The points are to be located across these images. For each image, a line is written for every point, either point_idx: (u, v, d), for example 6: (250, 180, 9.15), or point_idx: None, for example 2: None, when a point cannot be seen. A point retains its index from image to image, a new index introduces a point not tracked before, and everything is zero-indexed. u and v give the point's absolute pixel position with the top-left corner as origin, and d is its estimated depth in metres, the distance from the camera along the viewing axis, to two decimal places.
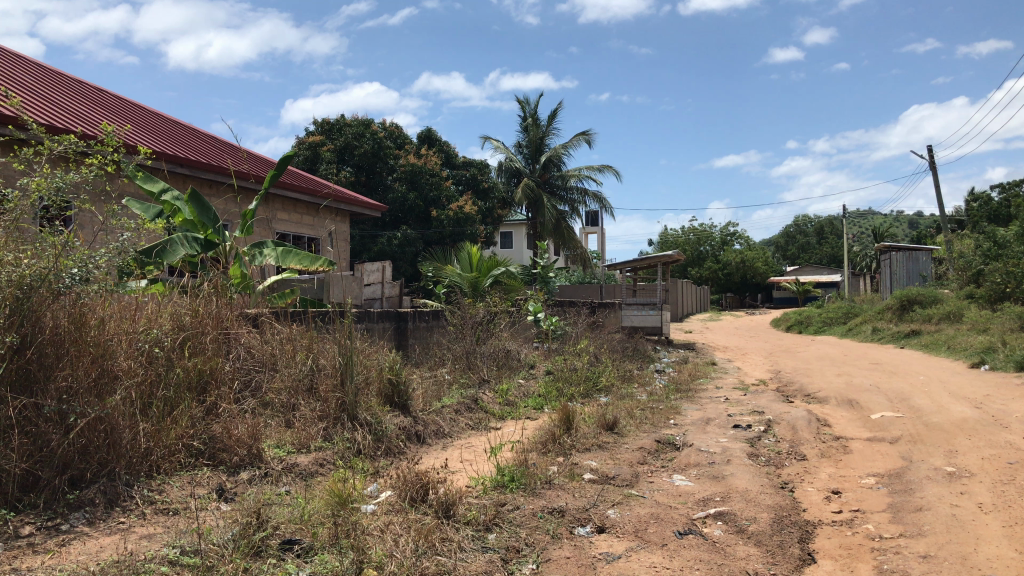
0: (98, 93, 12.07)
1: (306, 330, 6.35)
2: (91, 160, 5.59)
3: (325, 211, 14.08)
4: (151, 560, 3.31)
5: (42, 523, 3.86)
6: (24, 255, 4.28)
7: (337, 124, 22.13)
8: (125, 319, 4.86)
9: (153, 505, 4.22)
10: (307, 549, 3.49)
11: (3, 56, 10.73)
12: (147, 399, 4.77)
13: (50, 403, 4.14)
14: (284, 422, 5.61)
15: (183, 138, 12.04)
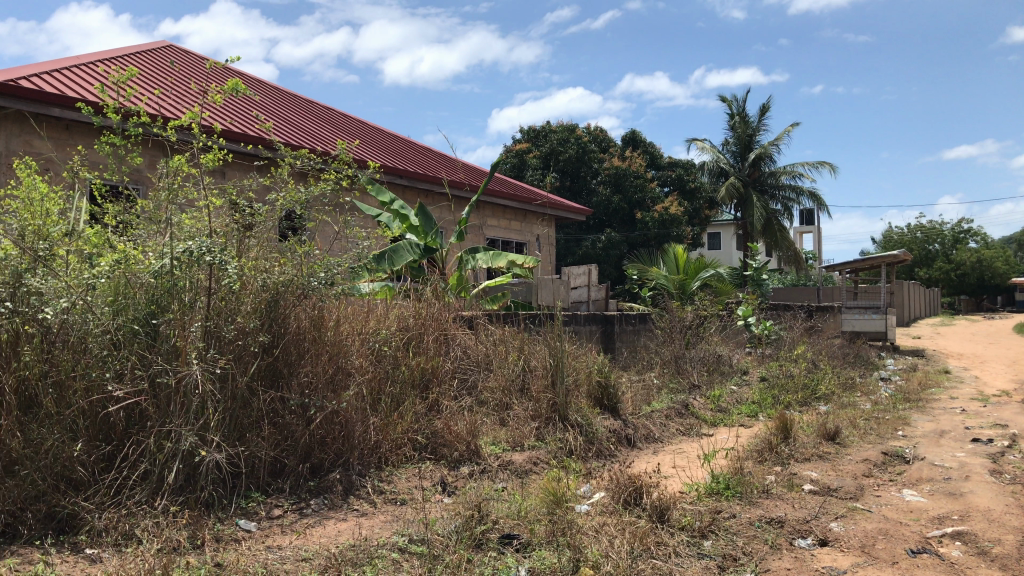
0: (328, 111, 13.06)
1: (518, 332, 6.54)
2: (327, 175, 6.11)
3: (533, 216, 14.43)
4: (383, 546, 3.56)
5: (289, 506, 4.24)
6: (275, 264, 4.76)
7: (543, 131, 22.64)
8: (358, 322, 5.26)
9: (382, 494, 4.51)
10: (525, 544, 3.61)
11: (250, 82, 11.91)
12: (376, 396, 5.13)
13: (294, 397, 4.56)
14: (499, 420, 5.82)
15: (402, 151, 12.80)
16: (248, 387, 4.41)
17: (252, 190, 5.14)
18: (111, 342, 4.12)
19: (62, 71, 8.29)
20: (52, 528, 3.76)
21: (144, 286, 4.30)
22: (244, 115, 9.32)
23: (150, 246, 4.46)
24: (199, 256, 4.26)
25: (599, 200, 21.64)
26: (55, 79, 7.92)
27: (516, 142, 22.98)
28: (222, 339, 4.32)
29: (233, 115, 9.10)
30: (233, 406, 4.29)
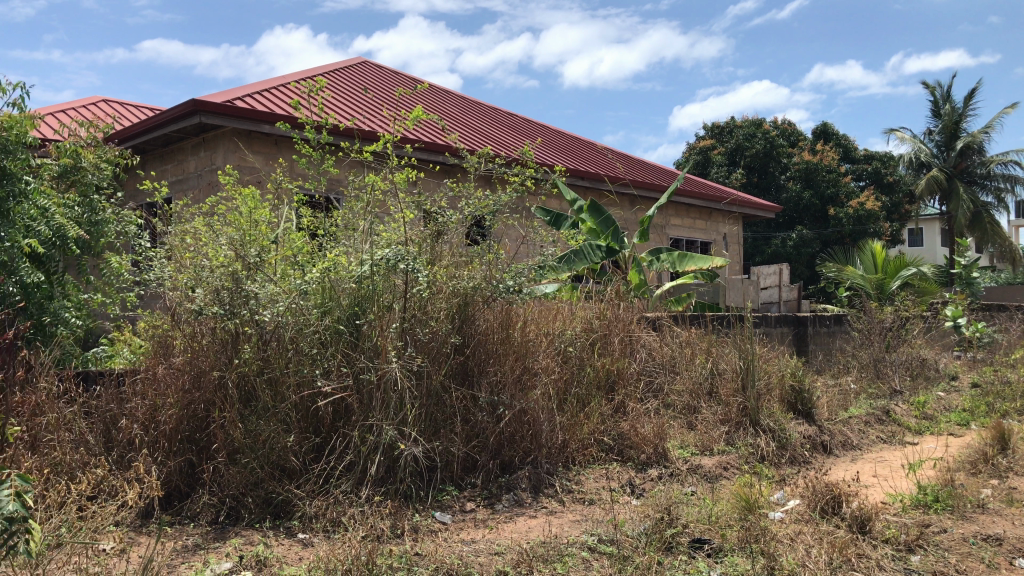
0: (510, 117, 13.36)
1: (705, 334, 6.43)
2: (514, 179, 6.27)
3: (718, 214, 14.10)
4: (573, 545, 3.61)
5: (481, 501, 4.40)
6: (465, 269, 4.94)
7: (727, 127, 22.09)
8: (544, 325, 5.37)
9: (571, 494, 4.56)
10: (717, 548, 3.55)
11: (438, 93, 12.40)
12: (562, 396, 5.21)
13: (483, 395, 4.71)
14: (686, 424, 5.74)
15: (584, 153, 12.89)
16: (441, 385, 4.60)
17: (443, 200, 5.36)
18: (320, 340, 4.43)
19: (270, 92, 8.98)
20: (269, 513, 4.08)
21: (348, 291, 4.59)
22: (431, 124, 9.72)
23: (351, 255, 4.76)
24: (394, 263, 4.53)
25: (788, 196, 20.80)
26: (264, 99, 8.59)
27: (699, 140, 22.55)
28: (418, 340, 4.54)
29: (421, 125, 9.52)
30: (428, 403, 4.49)
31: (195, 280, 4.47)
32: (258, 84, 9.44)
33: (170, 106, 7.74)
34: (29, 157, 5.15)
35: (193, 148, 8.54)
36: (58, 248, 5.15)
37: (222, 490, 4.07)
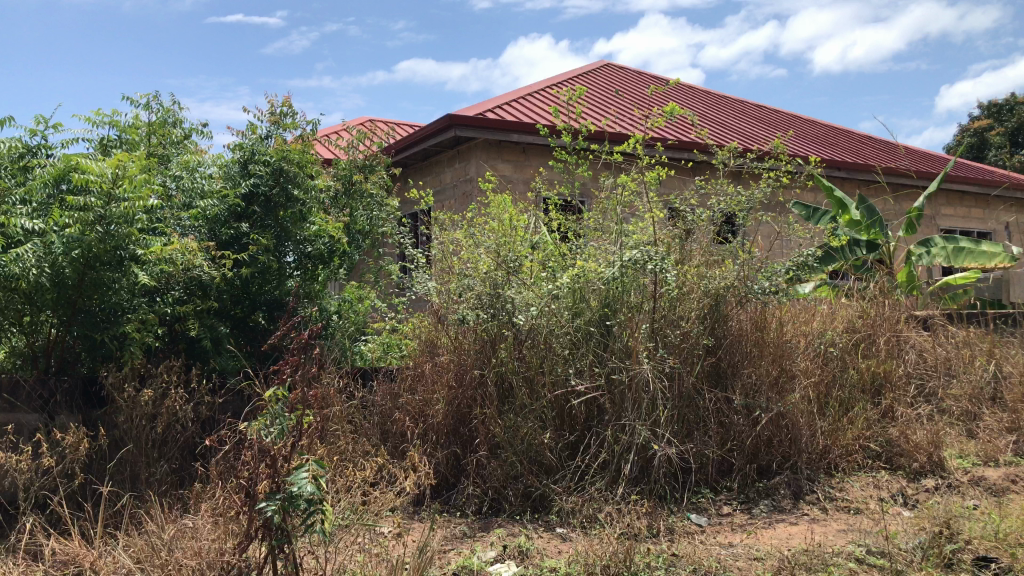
0: (758, 109, 12.94)
1: (986, 334, 5.86)
2: (766, 175, 6.07)
3: (998, 201, 12.77)
4: (838, 555, 3.45)
5: (738, 505, 4.31)
6: (717, 268, 4.86)
7: (1007, 104, 19.94)
8: (802, 325, 5.16)
9: (834, 502, 4.35)
10: (1006, 569, 3.24)
11: (682, 91, 12.27)
12: (823, 399, 4.99)
13: (738, 397, 4.58)
14: (966, 432, 5.27)
15: (840, 142, 12.19)
16: (694, 387, 4.55)
17: (692, 198, 5.30)
18: (572, 341, 4.54)
19: (519, 101, 9.32)
20: (529, 506, 4.25)
21: (597, 292, 4.65)
22: (677, 123, 9.64)
23: (601, 257, 4.84)
24: (643, 263, 4.51)
25: None
26: (514, 109, 8.94)
27: (973, 121, 20.55)
28: (670, 341, 4.52)
29: (666, 125, 9.46)
30: (681, 405, 4.45)
31: (461, 287, 4.81)
32: (508, 94, 9.85)
33: (429, 122, 8.26)
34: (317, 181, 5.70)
35: (449, 160, 9.07)
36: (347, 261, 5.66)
37: (485, 482, 4.34)
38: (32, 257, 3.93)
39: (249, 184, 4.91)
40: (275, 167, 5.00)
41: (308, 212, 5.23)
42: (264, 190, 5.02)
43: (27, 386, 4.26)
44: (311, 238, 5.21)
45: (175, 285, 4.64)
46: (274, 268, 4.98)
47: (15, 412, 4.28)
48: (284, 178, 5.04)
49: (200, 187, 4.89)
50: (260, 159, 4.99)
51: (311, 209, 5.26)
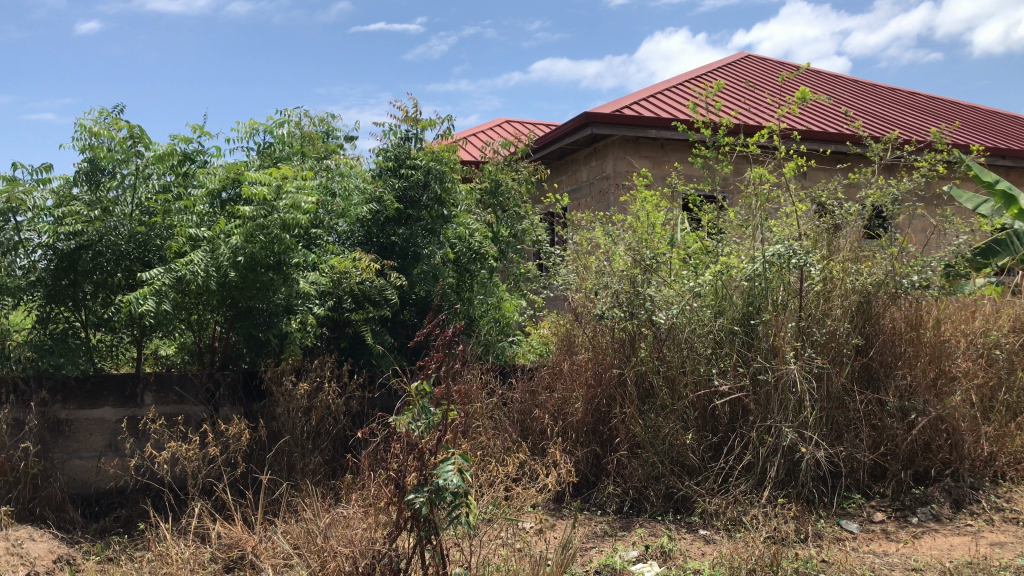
0: (911, 97, 12.27)
1: None
2: (921, 164, 5.74)
3: None
4: (1007, 569, 3.24)
5: (893, 512, 4.12)
6: (868, 264, 4.64)
7: None
8: (963, 323, 4.86)
9: (1001, 513, 4.08)
10: None
11: (829, 80, 11.78)
12: (987, 403, 4.68)
13: (892, 399, 4.36)
14: None
15: (1004, 128, 11.39)
16: (843, 389, 4.38)
17: (839, 190, 5.08)
18: (714, 340, 4.44)
19: (656, 97, 9.20)
20: (670, 507, 4.22)
21: (740, 290, 4.52)
22: (823, 114, 9.27)
23: (743, 253, 4.71)
24: (787, 258, 4.36)
25: None
26: (652, 105, 8.84)
27: None
28: (817, 341, 4.36)
29: (812, 116, 9.11)
30: (830, 406, 4.29)
31: (599, 285, 4.80)
32: (645, 90, 9.73)
33: (565, 121, 8.28)
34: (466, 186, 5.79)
35: (585, 158, 9.06)
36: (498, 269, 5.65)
37: (626, 482, 4.34)
38: (202, 263, 4.23)
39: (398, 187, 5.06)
40: (418, 169, 5.14)
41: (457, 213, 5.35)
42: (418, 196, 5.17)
43: (195, 379, 4.56)
44: (456, 239, 5.34)
45: (345, 295, 4.83)
46: (417, 268, 5.12)
47: (183, 404, 4.58)
48: (431, 183, 5.16)
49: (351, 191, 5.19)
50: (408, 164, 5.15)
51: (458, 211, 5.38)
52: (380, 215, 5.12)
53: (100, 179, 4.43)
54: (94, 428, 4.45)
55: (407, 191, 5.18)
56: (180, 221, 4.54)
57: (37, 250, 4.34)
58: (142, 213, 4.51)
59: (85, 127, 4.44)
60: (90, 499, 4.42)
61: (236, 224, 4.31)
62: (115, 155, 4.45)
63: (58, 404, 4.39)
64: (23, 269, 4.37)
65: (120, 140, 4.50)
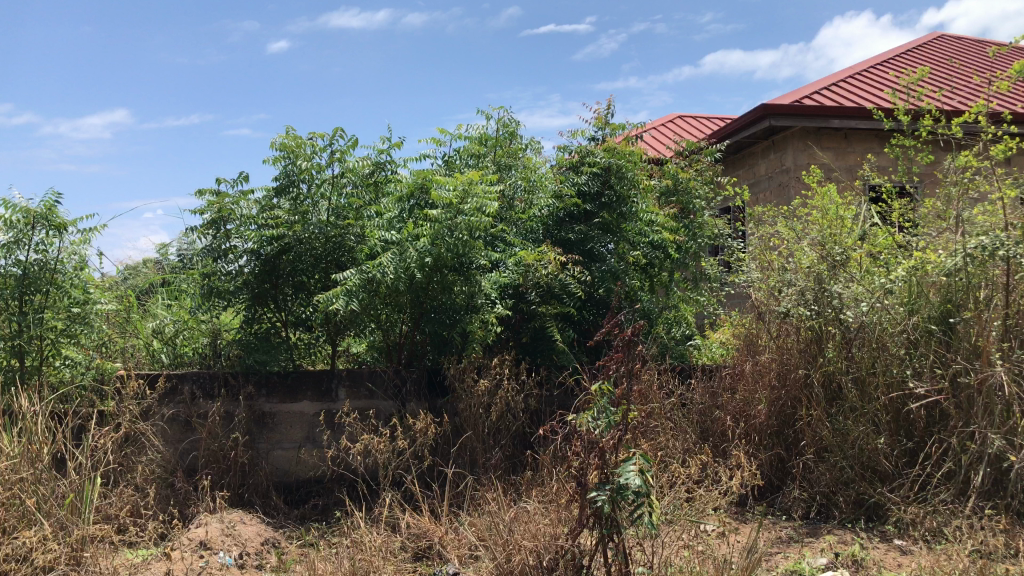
0: None
1: None
2: None
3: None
4: None
5: None
6: None
7: None
8: None
9: None
10: None
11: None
12: None
13: None
14: None
15: None
16: None
17: None
18: (908, 340, 4.20)
19: (840, 85, 8.79)
20: (862, 514, 4.04)
21: (937, 286, 4.26)
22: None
23: (941, 246, 4.42)
24: (991, 252, 4.00)
25: None
26: (835, 93, 8.45)
27: None
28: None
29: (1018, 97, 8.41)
30: None
31: (782, 281, 4.64)
32: (828, 77, 9.30)
33: (742, 114, 8.06)
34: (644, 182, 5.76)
35: (763, 151, 8.78)
36: (676, 267, 5.65)
37: (812, 487, 4.20)
38: (392, 264, 4.42)
39: (579, 185, 5.14)
40: (600, 166, 5.17)
41: (643, 210, 5.30)
42: (599, 195, 5.25)
43: (383, 375, 4.80)
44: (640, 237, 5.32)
45: (533, 288, 4.91)
46: (601, 266, 5.12)
47: (373, 399, 4.83)
48: (618, 182, 5.19)
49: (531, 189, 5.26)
50: (589, 161, 5.21)
51: (643, 206, 5.32)
52: (562, 212, 5.24)
53: (295, 190, 4.76)
54: (294, 421, 4.78)
55: (590, 188, 5.19)
56: (370, 225, 4.77)
57: (243, 256, 4.72)
58: (337, 217, 4.78)
59: (284, 146, 4.73)
60: (291, 487, 4.74)
61: (424, 227, 4.50)
62: (310, 166, 4.73)
63: (262, 397, 4.74)
64: (230, 272, 4.75)
65: (313, 157, 4.78)
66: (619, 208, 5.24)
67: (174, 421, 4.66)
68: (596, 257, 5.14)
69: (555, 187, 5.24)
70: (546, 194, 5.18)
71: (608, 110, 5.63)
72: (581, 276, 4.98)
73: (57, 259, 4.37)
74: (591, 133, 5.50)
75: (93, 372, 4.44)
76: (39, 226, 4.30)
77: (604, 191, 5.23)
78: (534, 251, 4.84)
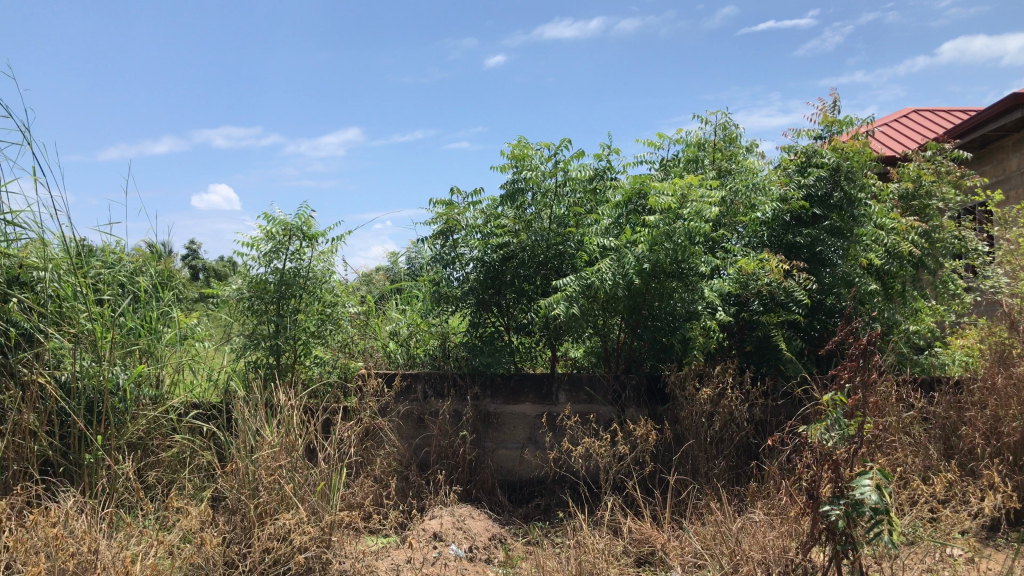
0: None
1: None
2: None
3: None
4: None
5: None
6: None
7: None
8: None
9: None
10: None
11: None
12: None
13: None
14: None
15: None
16: None
17: None
18: None
19: None
20: None
21: None
22: None
23: None
24: None
25: None
26: None
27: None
28: None
29: None
30: None
31: None
32: None
33: (989, 106, 7.41)
34: (880, 182, 5.43)
35: (1014, 145, 8.03)
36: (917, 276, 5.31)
37: None
38: (610, 271, 4.46)
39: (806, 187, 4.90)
40: (831, 168, 4.93)
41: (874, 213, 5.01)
42: (828, 198, 4.96)
43: (604, 380, 4.84)
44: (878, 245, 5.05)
45: (753, 297, 4.75)
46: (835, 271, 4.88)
47: (593, 404, 4.89)
48: (851, 188, 4.94)
49: (757, 191, 5.03)
50: (816, 163, 5.00)
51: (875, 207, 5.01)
52: (789, 217, 5.00)
53: (520, 199, 4.91)
54: (516, 422, 4.95)
55: (818, 191, 4.95)
56: (589, 232, 4.84)
57: (470, 263, 4.95)
58: (558, 225, 4.88)
59: (513, 153, 4.90)
60: (515, 486, 4.90)
61: (642, 232, 4.49)
62: (535, 176, 4.87)
63: (487, 398, 4.95)
64: (459, 279, 5.01)
65: (540, 165, 4.93)
66: (853, 214, 4.96)
67: (409, 418, 4.96)
68: (825, 266, 4.92)
69: (780, 189, 4.98)
70: (771, 197, 4.91)
71: (833, 107, 5.35)
72: (811, 285, 4.73)
73: (310, 267, 4.83)
74: (816, 133, 5.26)
75: (339, 371, 4.84)
76: (295, 238, 4.75)
77: (834, 193, 4.94)
78: (755, 257, 4.68)
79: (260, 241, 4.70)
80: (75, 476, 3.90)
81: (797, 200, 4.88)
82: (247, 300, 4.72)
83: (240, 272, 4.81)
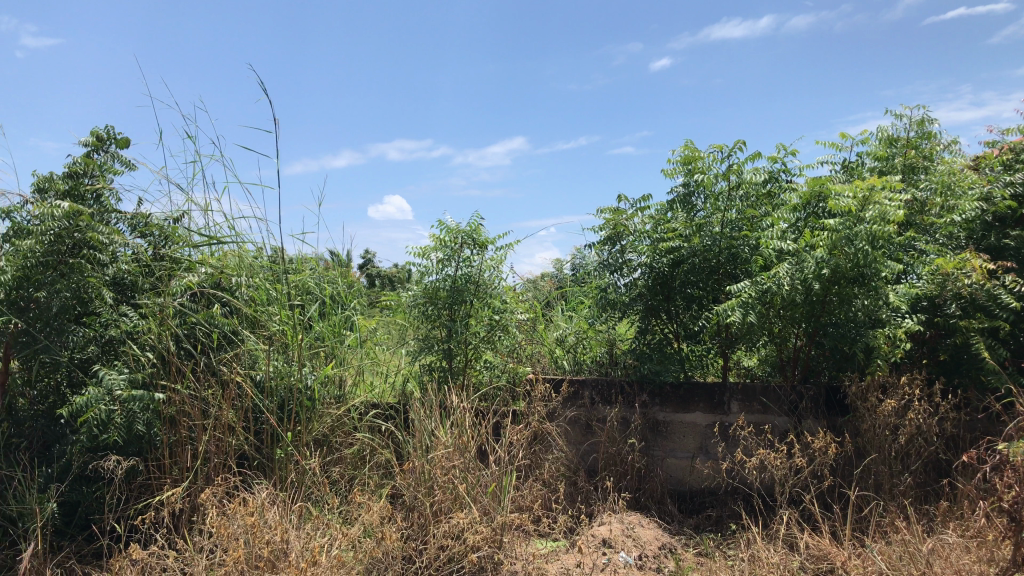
0: None
1: None
2: None
3: None
4: None
5: None
6: None
7: None
8: None
9: None
10: None
11: None
12: None
13: None
14: None
15: None
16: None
17: None
18: None
19: None
20: None
21: None
22: None
23: None
24: None
25: None
26: None
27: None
28: None
29: None
30: None
31: None
32: None
33: None
34: None
35: None
36: None
37: None
38: (788, 275, 4.34)
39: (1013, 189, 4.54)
40: None
41: None
42: None
43: (779, 390, 4.68)
44: None
45: (949, 300, 4.41)
46: None
47: (768, 414, 4.73)
48: None
49: (957, 190, 4.73)
50: None
51: None
52: (991, 217, 4.68)
53: (689, 203, 4.92)
54: (687, 431, 4.86)
55: None
56: (764, 235, 4.62)
57: (638, 269, 4.92)
58: (732, 229, 4.76)
59: (682, 156, 4.83)
60: (685, 496, 4.83)
61: (821, 236, 4.35)
62: (706, 178, 4.80)
63: (656, 406, 4.89)
64: (626, 285, 5.00)
65: (712, 171, 4.83)
66: None
67: (576, 424, 5.00)
68: None
69: (981, 189, 4.67)
70: (972, 198, 4.60)
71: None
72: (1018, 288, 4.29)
73: (480, 274, 4.93)
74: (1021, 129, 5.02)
75: (507, 375, 4.97)
76: (465, 246, 4.88)
77: None
78: (953, 258, 4.45)
79: (431, 251, 4.88)
80: (268, 470, 4.17)
81: (1002, 200, 4.59)
82: (422, 306, 4.93)
83: (415, 280, 5.01)
